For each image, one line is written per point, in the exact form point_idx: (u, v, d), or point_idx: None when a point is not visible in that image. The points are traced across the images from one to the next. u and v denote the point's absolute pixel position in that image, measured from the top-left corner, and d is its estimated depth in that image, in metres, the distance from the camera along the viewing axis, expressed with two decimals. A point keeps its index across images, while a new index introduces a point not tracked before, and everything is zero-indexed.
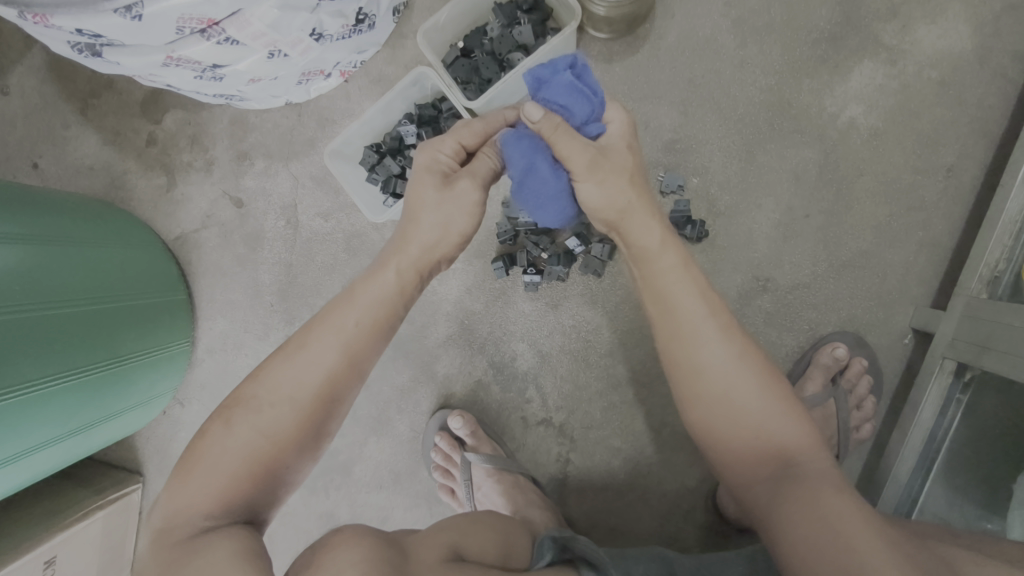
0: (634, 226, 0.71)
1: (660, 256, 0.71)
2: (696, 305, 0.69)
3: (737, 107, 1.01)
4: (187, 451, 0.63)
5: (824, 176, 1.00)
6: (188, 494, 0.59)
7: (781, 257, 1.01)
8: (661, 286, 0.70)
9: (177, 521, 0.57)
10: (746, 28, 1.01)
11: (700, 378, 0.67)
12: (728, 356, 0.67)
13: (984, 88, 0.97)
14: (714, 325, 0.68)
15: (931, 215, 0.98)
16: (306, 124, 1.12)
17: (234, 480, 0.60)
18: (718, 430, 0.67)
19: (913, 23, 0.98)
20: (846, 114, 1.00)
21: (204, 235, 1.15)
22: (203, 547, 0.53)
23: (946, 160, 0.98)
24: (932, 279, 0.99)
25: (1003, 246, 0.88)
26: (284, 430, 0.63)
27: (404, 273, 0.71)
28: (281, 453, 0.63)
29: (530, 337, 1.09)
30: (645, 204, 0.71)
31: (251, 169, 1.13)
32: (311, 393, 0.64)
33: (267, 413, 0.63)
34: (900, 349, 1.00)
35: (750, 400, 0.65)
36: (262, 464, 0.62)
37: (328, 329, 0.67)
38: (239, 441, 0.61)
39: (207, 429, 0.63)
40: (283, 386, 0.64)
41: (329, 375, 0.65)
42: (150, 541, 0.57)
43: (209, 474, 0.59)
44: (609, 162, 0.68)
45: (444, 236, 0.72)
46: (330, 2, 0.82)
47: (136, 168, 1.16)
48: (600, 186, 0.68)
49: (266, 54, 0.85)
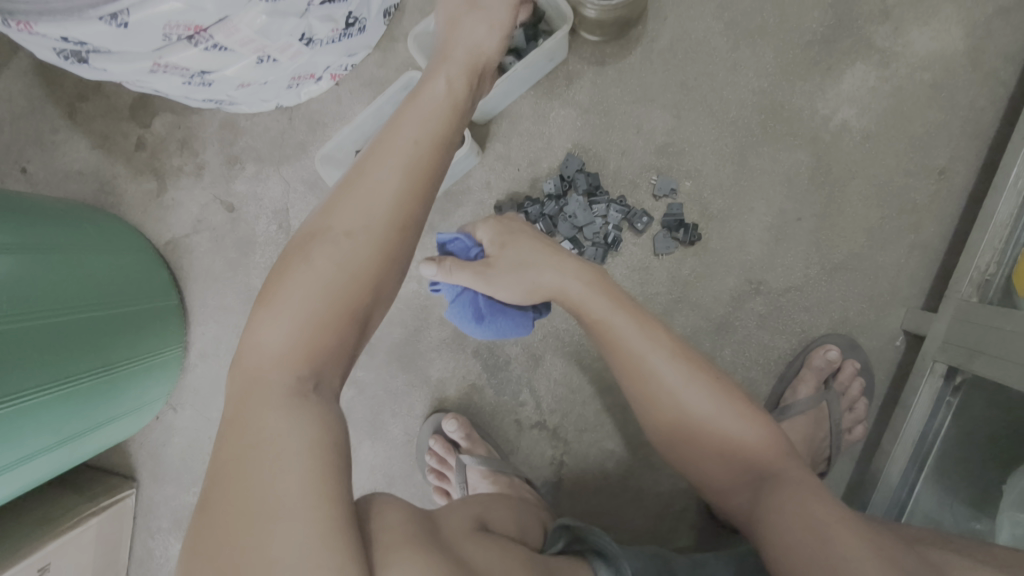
0: (553, 286, 0.75)
1: (591, 305, 0.73)
2: (640, 340, 0.70)
3: (730, 110, 1.01)
4: (264, 286, 0.56)
5: (816, 179, 1.01)
6: (275, 334, 0.53)
7: (773, 260, 1.01)
8: (603, 329, 0.72)
9: (260, 377, 0.52)
10: (739, 30, 1.01)
11: (661, 408, 0.69)
12: (678, 381, 0.68)
13: (975, 90, 0.97)
14: (662, 354, 0.69)
15: (923, 217, 0.99)
16: (296, 127, 1.11)
17: (320, 318, 0.54)
18: (684, 455, 0.69)
19: (905, 26, 0.98)
20: (838, 116, 1.00)
21: (195, 239, 1.15)
22: (282, 431, 0.48)
23: (938, 163, 0.98)
24: (924, 281, 0.99)
25: (994, 249, 0.88)
26: (359, 271, 0.56)
27: (451, 89, 0.68)
28: (366, 286, 0.56)
29: (525, 340, 1.09)
30: (550, 266, 0.75)
31: (242, 173, 1.12)
32: (387, 212, 0.58)
33: (345, 246, 0.56)
34: (892, 351, 1.00)
35: (709, 425, 0.66)
36: (349, 314, 0.55)
37: (388, 151, 0.61)
38: (306, 284, 0.54)
39: (288, 259, 0.57)
40: (358, 210, 0.58)
41: (397, 199, 0.59)
42: (234, 385, 0.53)
43: (290, 309, 0.54)
44: (507, 259, 0.78)
45: (479, 53, 0.73)
46: (319, 7, 0.81)
47: (126, 173, 1.15)
48: (507, 286, 0.77)
49: (255, 60, 0.85)
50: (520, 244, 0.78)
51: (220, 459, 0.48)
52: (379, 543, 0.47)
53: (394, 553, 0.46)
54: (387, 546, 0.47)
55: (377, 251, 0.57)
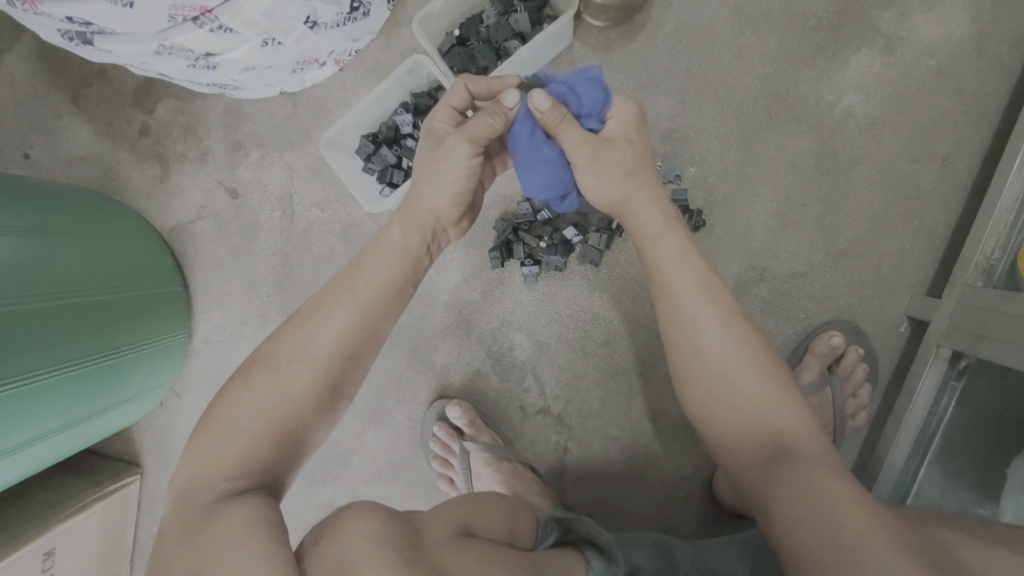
0: (638, 208, 0.74)
1: (660, 240, 0.73)
2: (697, 291, 0.70)
3: (735, 96, 1.01)
4: (205, 414, 0.63)
5: (820, 165, 1.00)
6: (209, 453, 0.58)
7: (777, 247, 1.01)
8: (665, 271, 0.72)
9: (194, 492, 0.56)
10: (744, 16, 1.00)
11: (699, 360, 0.68)
12: (728, 341, 0.68)
13: (981, 76, 0.97)
14: (717, 310, 0.69)
15: (927, 203, 0.99)
16: (301, 113, 1.11)
17: (254, 441, 0.60)
18: (713, 412, 0.68)
19: (911, 11, 0.98)
20: (843, 102, 1.00)
21: (199, 226, 1.15)
22: (224, 512, 0.52)
23: (943, 149, 0.98)
24: (927, 267, 0.99)
25: (999, 234, 0.88)
26: (296, 396, 0.62)
27: (409, 233, 0.73)
28: (297, 415, 0.62)
29: (528, 327, 1.09)
30: (647, 186, 0.74)
31: (246, 159, 1.12)
32: (327, 352, 0.65)
33: (285, 372, 0.63)
34: (896, 337, 1.00)
35: (748, 385, 0.66)
36: (281, 425, 0.61)
37: (343, 288, 0.69)
38: (256, 397, 0.62)
39: (225, 391, 0.64)
40: (300, 343, 0.65)
41: (346, 335, 0.66)
42: (169, 506, 0.56)
43: (226, 437, 0.59)
44: (610, 154, 0.71)
45: (443, 199, 0.73)
46: None
47: (130, 159, 1.15)
48: (602, 178, 0.72)
49: (260, 42, 0.84)
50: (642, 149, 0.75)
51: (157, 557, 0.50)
52: (347, 557, 0.46)
53: (363, 563, 0.45)
54: (356, 557, 0.45)
55: (317, 386, 0.64)
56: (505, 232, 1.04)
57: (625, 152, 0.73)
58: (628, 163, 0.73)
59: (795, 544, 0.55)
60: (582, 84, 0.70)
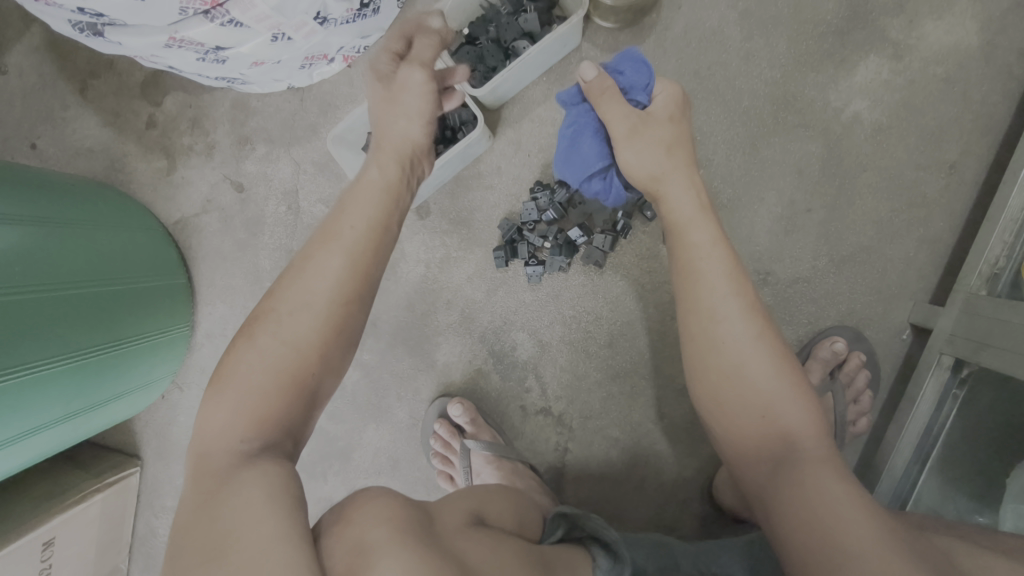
0: (669, 189, 0.76)
1: (691, 229, 0.73)
2: (721, 280, 0.70)
3: (742, 100, 1.01)
4: (216, 370, 0.62)
5: (826, 171, 1.01)
6: (225, 413, 0.58)
7: (782, 251, 1.02)
8: (688, 261, 0.72)
9: (210, 452, 0.56)
10: (753, 20, 1.00)
11: (715, 352, 0.68)
12: (746, 335, 0.68)
13: (989, 85, 0.97)
14: (738, 302, 0.69)
15: (933, 211, 0.99)
16: (308, 109, 1.11)
17: (265, 399, 0.59)
18: (724, 406, 0.68)
19: (920, 19, 0.98)
20: (850, 108, 1.00)
21: (204, 219, 1.15)
22: (239, 483, 0.51)
23: (949, 157, 0.98)
24: (931, 276, 0.99)
25: (1004, 243, 0.88)
26: (306, 351, 0.62)
27: (387, 167, 0.75)
28: (306, 367, 0.61)
29: (531, 326, 1.09)
30: (682, 170, 0.77)
31: (252, 154, 1.12)
32: (329, 302, 0.64)
33: (286, 322, 0.62)
34: (898, 344, 1.00)
35: (762, 379, 0.66)
36: (291, 376, 0.60)
37: (331, 230, 0.69)
38: (265, 355, 0.61)
39: (233, 348, 0.62)
40: (300, 292, 0.64)
41: (341, 281, 0.65)
42: (190, 468, 0.56)
43: (243, 393, 0.59)
44: (649, 132, 0.78)
45: (414, 129, 0.78)
46: None
47: (136, 151, 1.15)
48: (637, 154, 0.77)
49: (270, 37, 0.85)
50: (681, 133, 0.79)
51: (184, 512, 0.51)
52: (364, 542, 0.46)
53: (382, 545, 0.45)
54: (373, 541, 0.46)
55: (322, 334, 0.63)
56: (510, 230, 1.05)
57: (667, 132, 0.78)
58: (666, 143, 0.78)
59: (792, 545, 0.56)
60: (629, 64, 0.81)
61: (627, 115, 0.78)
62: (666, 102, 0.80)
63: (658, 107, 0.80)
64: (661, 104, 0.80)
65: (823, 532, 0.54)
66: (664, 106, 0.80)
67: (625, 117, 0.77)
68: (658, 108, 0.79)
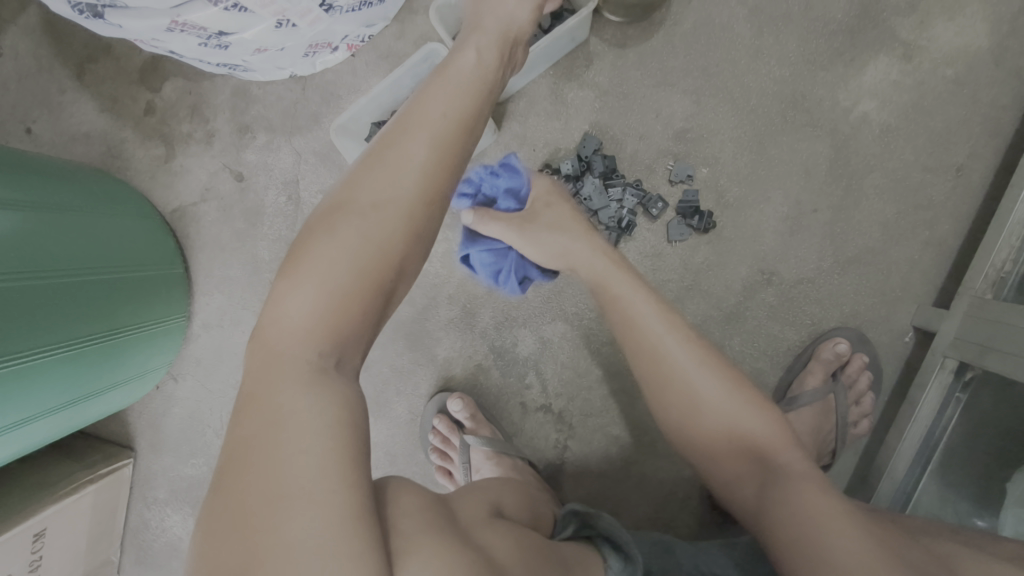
0: (580, 258, 0.81)
1: (612, 280, 0.77)
2: (657, 322, 0.72)
3: (751, 99, 1.01)
4: (290, 251, 0.53)
5: (833, 171, 1.00)
6: (298, 310, 0.50)
7: (787, 251, 1.01)
8: (625, 309, 0.74)
9: (279, 355, 0.49)
10: (763, 17, 0.99)
11: (668, 383, 0.70)
12: (690, 362, 0.70)
13: (998, 88, 0.96)
14: (675, 338, 0.71)
15: (938, 214, 0.99)
16: (310, 98, 1.09)
17: (345, 294, 0.50)
18: (694, 434, 0.69)
19: (931, 19, 0.97)
20: (859, 108, 0.99)
21: (203, 208, 1.13)
22: (292, 408, 0.46)
23: (956, 160, 0.98)
24: (936, 278, 0.99)
25: (1010, 247, 0.87)
26: (384, 248, 0.52)
27: (483, 53, 0.67)
28: (389, 262, 0.52)
29: (533, 323, 1.08)
30: (591, 237, 0.82)
31: (253, 142, 1.11)
32: (416, 192, 0.55)
33: (371, 217, 0.53)
34: (901, 346, 1.00)
35: (719, 405, 0.67)
36: (373, 278, 0.51)
37: (426, 98, 0.60)
38: (349, 237, 0.52)
39: (310, 232, 0.53)
40: (385, 181, 0.54)
41: (429, 170, 0.56)
42: (257, 359, 0.49)
43: (318, 277, 0.50)
44: (545, 218, 0.86)
45: (519, 9, 0.72)
46: None
47: (134, 137, 1.13)
48: (542, 244, 0.85)
49: (274, 23, 0.83)
50: (569, 202, 0.88)
51: (239, 433, 0.45)
52: (398, 530, 0.44)
53: (415, 538, 0.44)
54: (403, 530, 0.44)
55: (409, 227, 0.54)
56: None
57: (567, 210, 0.86)
58: (574, 220, 0.85)
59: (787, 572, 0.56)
60: (498, 170, 0.92)
61: (501, 219, 0.88)
62: (539, 192, 0.89)
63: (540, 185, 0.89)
64: (541, 185, 0.89)
65: (810, 536, 0.55)
66: (545, 186, 0.89)
67: (507, 222, 0.87)
68: (541, 188, 0.89)
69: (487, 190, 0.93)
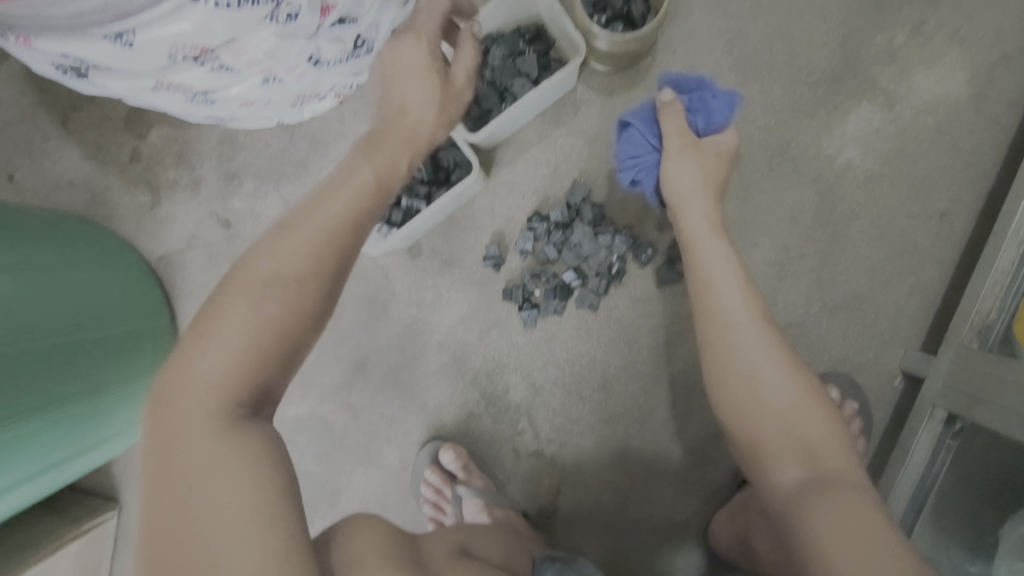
0: (692, 209, 0.83)
1: (706, 245, 0.79)
2: (733, 292, 0.75)
3: (737, 146, 1.01)
4: (201, 312, 0.58)
5: (819, 217, 1.01)
6: (199, 383, 0.54)
7: (775, 296, 1.02)
8: (701, 273, 0.78)
9: (185, 410, 0.53)
10: (747, 66, 1.01)
11: (731, 354, 0.72)
12: (767, 363, 0.70)
13: (979, 135, 0.98)
14: (750, 313, 0.73)
15: (923, 259, 1.00)
16: (297, 146, 1.09)
17: (246, 355, 0.55)
18: (742, 410, 0.70)
19: (911, 68, 0.99)
20: (843, 155, 1.00)
21: (189, 256, 1.12)
22: (223, 466, 0.50)
23: (940, 206, 0.99)
24: (922, 322, 1.00)
25: (995, 295, 0.88)
26: (291, 313, 0.58)
27: (398, 154, 0.73)
28: (284, 339, 0.57)
29: (524, 369, 1.07)
30: (710, 202, 0.83)
31: (239, 190, 1.10)
32: (313, 263, 0.60)
33: (274, 294, 0.58)
34: (890, 390, 1.01)
35: (777, 387, 0.69)
36: (266, 346, 0.56)
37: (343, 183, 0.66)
38: (250, 316, 0.56)
39: (222, 299, 0.57)
40: (291, 249, 0.60)
41: (332, 231, 0.62)
42: (156, 423, 0.53)
43: (222, 349, 0.55)
44: (700, 152, 0.84)
45: (428, 117, 0.76)
46: (328, 29, 0.82)
47: (119, 185, 1.12)
48: (681, 173, 0.84)
49: (261, 79, 0.84)
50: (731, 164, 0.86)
51: (155, 481, 0.51)
52: None
53: None
54: None
55: (302, 312, 0.59)
56: (496, 256, 1.05)
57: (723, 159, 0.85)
58: (711, 171, 0.84)
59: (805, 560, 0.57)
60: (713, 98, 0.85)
61: (678, 132, 0.84)
62: (720, 146, 0.85)
63: (727, 137, 0.85)
64: (731, 137, 0.86)
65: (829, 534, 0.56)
66: (732, 138, 0.85)
67: (677, 133, 0.83)
68: (727, 139, 0.85)
69: (689, 99, 0.86)
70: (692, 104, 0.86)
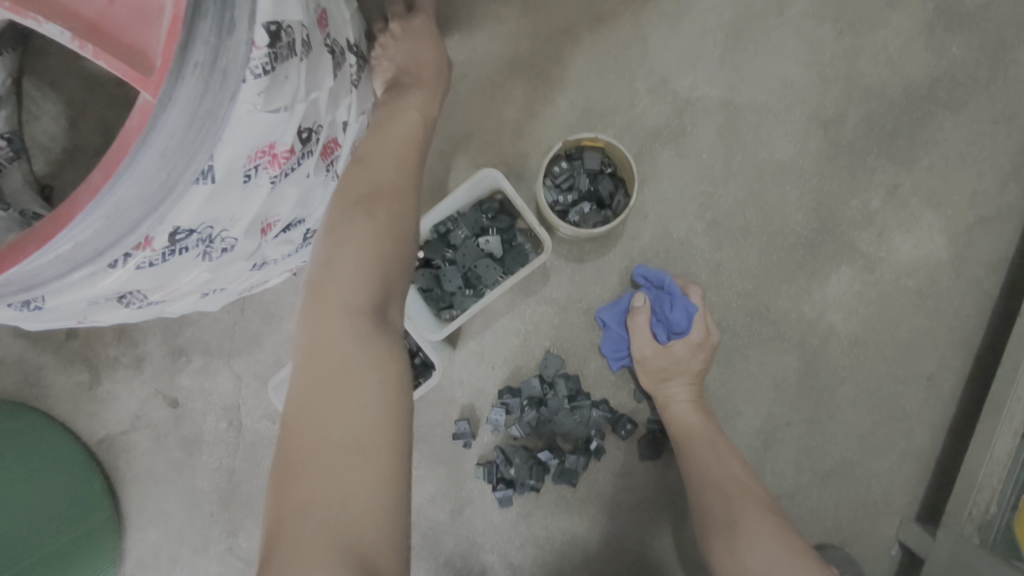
0: (674, 385, 0.91)
1: (686, 419, 0.89)
2: (700, 429, 0.89)
3: (716, 312, 0.97)
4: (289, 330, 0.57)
5: (804, 383, 0.97)
6: (301, 425, 0.51)
7: (763, 467, 0.96)
8: (675, 418, 0.90)
9: (297, 454, 0.50)
10: (722, 230, 0.96)
11: (725, 508, 0.81)
12: (742, 512, 0.80)
13: (962, 298, 0.95)
14: (732, 471, 0.85)
15: (913, 425, 0.96)
16: (249, 318, 1.01)
17: (337, 373, 0.53)
18: (737, 560, 0.76)
19: (888, 231, 0.95)
20: (825, 320, 0.96)
21: (134, 437, 1.03)
22: (345, 480, 0.49)
23: (926, 370, 0.96)
24: (915, 490, 0.96)
25: (993, 487, 0.84)
26: (387, 258, 0.60)
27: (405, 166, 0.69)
28: (365, 331, 0.56)
29: (500, 549, 1.00)
30: (691, 386, 0.92)
31: (187, 366, 1.02)
32: (371, 267, 0.59)
33: (338, 305, 0.57)
34: (886, 563, 0.96)
35: (760, 531, 0.77)
36: (352, 358, 0.55)
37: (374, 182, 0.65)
38: (331, 334, 0.55)
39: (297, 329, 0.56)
40: (343, 265, 0.58)
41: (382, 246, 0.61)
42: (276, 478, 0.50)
43: (312, 381, 0.53)
44: (673, 350, 0.91)
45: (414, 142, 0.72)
46: (274, 238, 0.66)
47: (54, 363, 1.03)
48: (654, 361, 0.92)
49: (199, 295, 0.66)
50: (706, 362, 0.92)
51: (287, 439, 0.51)
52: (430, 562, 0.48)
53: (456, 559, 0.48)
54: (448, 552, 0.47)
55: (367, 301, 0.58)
56: (466, 434, 0.97)
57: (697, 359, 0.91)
58: (691, 368, 0.92)
59: None
60: (679, 306, 0.91)
61: (649, 343, 0.92)
62: (692, 349, 0.91)
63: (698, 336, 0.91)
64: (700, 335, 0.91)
65: None
66: (702, 336, 0.91)
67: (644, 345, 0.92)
68: (699, 339, 0.91)
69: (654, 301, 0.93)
70: (658, 306, 0.93)
